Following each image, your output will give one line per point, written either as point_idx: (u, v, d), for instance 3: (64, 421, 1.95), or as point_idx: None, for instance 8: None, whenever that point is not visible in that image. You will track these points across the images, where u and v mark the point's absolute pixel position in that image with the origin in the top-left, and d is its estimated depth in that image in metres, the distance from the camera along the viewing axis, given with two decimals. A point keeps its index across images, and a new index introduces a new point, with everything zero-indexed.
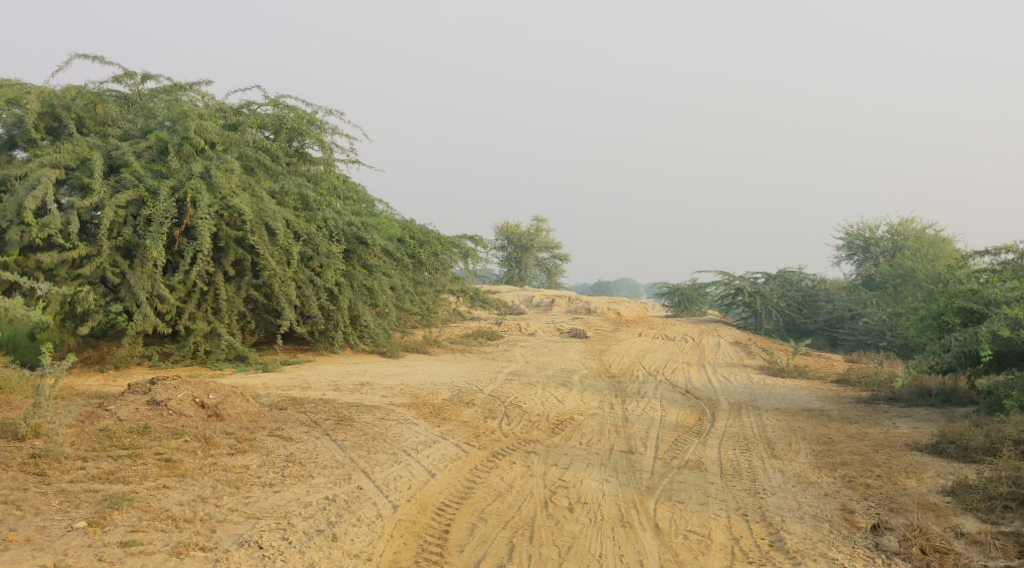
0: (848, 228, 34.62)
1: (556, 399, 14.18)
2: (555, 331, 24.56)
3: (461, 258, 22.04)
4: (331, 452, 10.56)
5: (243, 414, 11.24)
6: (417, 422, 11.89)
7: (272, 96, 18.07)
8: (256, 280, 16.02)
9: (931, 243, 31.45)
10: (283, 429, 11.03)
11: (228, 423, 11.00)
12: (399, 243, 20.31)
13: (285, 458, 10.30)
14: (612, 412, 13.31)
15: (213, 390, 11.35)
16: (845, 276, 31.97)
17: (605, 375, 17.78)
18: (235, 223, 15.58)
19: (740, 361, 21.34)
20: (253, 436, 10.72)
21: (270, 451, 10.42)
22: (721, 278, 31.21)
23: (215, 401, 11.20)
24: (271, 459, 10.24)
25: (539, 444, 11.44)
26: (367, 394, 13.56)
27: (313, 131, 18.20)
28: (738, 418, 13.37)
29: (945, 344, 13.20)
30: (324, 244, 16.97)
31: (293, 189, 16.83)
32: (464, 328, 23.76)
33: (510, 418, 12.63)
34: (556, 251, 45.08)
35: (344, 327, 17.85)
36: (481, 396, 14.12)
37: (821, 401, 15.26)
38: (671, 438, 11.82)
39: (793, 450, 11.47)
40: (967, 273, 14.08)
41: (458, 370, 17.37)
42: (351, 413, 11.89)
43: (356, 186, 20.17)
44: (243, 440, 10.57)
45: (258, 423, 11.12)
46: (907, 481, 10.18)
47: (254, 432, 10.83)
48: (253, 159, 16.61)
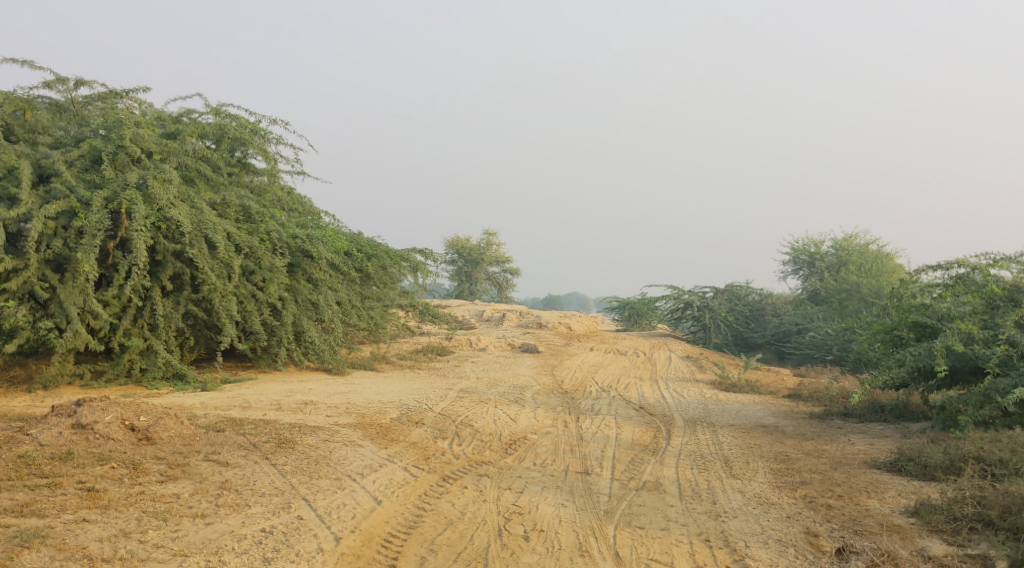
0: (794, 243, 34.71)
1: (508, 417, 13.75)
2: (506, 346, 24.15)
3: (411, 271, 21.57)
4: (270, 478, 10.01)
5: (177, 437, 10.65)
6: (363, 444, 11.37)
7: (213, 104, 17.48)
8: (195, 295, 15.33)
9: (874, 258, 31.68)
10: (219, 454, 10.45)
11: (159, 448, 10.40)
12: (346, 257, 19.77)
13: (220, 485, 9.73)
14: (566, 430, 12.92)
15: (144, 412, 10.73)
16: (791, 291, 32.06)
17: (557, 391, 17.39)
18: (173, 235, 14.93)
19: (691, 376, 21.09)
20: (186, 461, 10.13)
21: (204, 478, 9.84)
22: (670, 292, 31.07)
23: (146, 424, 10.58)
24: (205, 487, 9.66)
25: (491, 466, 10.98)
26: (311, 413, 13.00)
27: (256, 141, 17.65)
28: (694, 434, 13.04)
29: (899, 359, 12.95)
30: (267, 257, 16.44)
31: (234, 201, 16.27)
32: (412, 344, 23.26)
33: (460, 438, 12.16)
34: (507, 265, 44.71)
35: (288, 343, 17.27)
36: (431, 415, 13.64)
37: (775, 416, 15.02)
38: (627, 458, 11.44)
39: (752, 469, 11.11)
40: (920, 287, 13.87)
41: (407, 387, 16.87)
42: (293, 435, 11.34)
43: (301, 198, 19.64)
44: (175, 466, 9.98)
45: (192, 447, 10.53)
46: (869, 501, 9.89)
47: (187, 457, 10.24)
48: (193, 169, 16.01)
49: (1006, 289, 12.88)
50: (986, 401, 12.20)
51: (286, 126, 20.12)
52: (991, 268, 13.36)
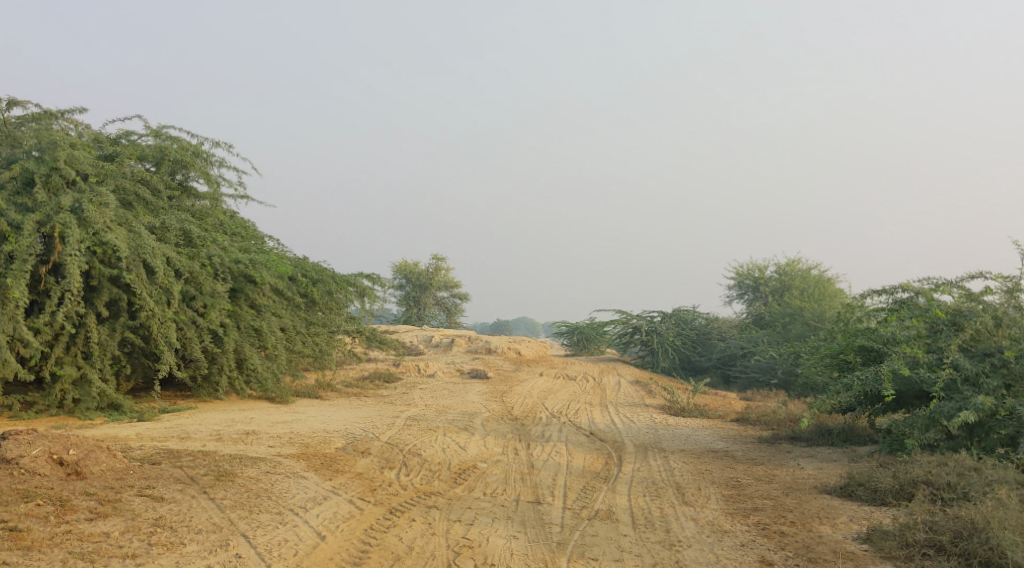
0: (738, 267, 34.93)
1: (457, 446, 13.44)
2: (455, 372, 23.83)
3: (357, 297, 21.23)
4: (206, 514, 9.60)
5: (109, 471, 10.20)
6: (306, 476, 11.00)
7: (154, 126, 17.06)
8: (133, 321, 14.83)
9: (816, 283, 31.97)
10: (153, 488, 10.02)
11: (89, 483, 9.94)
12: (290, 282, 19.37)
13: (154, 522, 9.30)
14: (516, 459, 12.65)
15: (73, 445, 10.26)
16: (736, 315, 32.19)
17: (506, 418, 17.12)
18: (109, 260, 14.45)
19: (640, 400, 20.95)
20: (118, 497, 9.69)
21: (137, 514, 9.41)
22: (618, 316, 31.01)
23: (76, 458, 10.11)
24: (137, 525, 9.23)
25: (440, 497, 10.67)
26: (252, 444, 12.59)
27: (198, 164, 17.25)
28: (646, 460, 12.84)
29: (846, 384, 12.73)
30: (208, 283, 16.04)
31: (175, 224, 15.84)
32: (359, 371, 22.87)
33: (408, 467, 11.84)
34: (455, 290, 44.43)
35: (229, 371, 16.81)
36: (377, 444, 13.29)
37: (725, 441, 14.89)
38: (579, 486, 11.20)
39: (703, 495, 10.81)
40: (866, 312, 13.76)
41: (353, 415, 16.49)
42: (233, 467, 10.94)
43: (244, 223, 19.26)
44: (106, 503, 9.53)
45: (125, 482, 10.09)
46: (821, 527, 9.70)
47: (118, 492, 9.80)
48: (131, 192, 15.57)
49: (949, 313, 12.72)
50: (932, 425, 12.06)
51: (229, 148, 19.77)
52: (935, 292, 13.23)
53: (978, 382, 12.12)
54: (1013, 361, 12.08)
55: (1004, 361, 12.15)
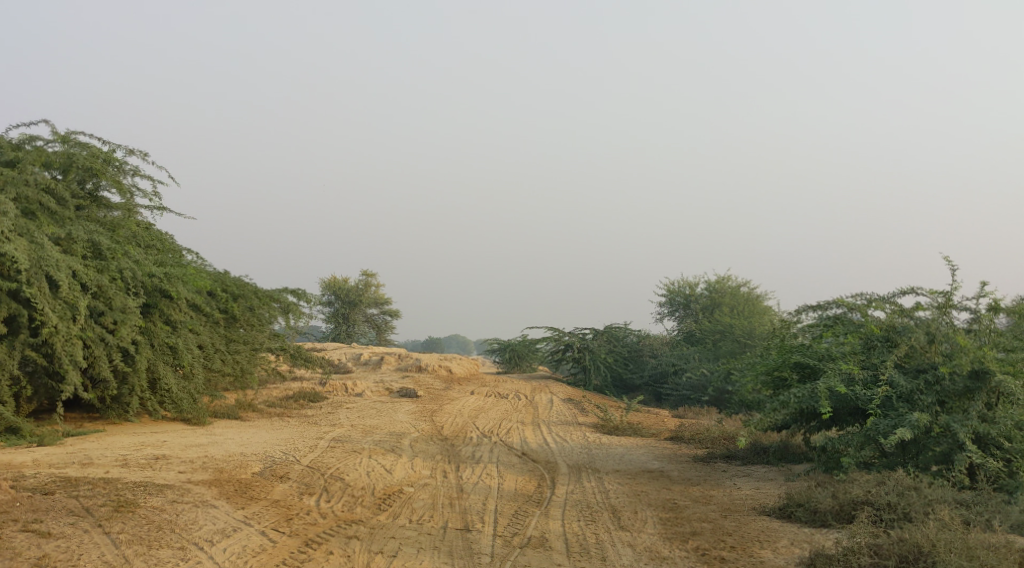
0: (668, 284, 34.81)
1: (383, 469, 12.79)
2: (384, 391, 23.12)
3: (282, 313, 20.46)
4: (98, 551, 8.85)
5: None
6: (216, 505, 10.27)
7: (61, 132, 16.72)
8: (34, 339, 14.48)
9: (746, 301, 31.98)
10: (41, 522, 9.21)
11: None
12: (209, 298, 18.62)
13: (36, 562, 8.53)
14: (445, 482, 12.04)
15: None
16: (667, 333, 32.01)
17: (436, 438, 16.51)
18: (8, 274, 14.10)
19: (573, 419, 20.48)
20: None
21: (17, 553, 8.61)
22: (550, 333, 30.55)
23: None
24: (17, 564, 8.45)
25: (362, 526, 10.03)
26: (161, 471, 11.85)
27: (108, 172, 16.91)
28: (579, 481, 12.34)
29: (782, 402, 12.12)
30: (118, 298, 15.49)
31: (81, 235, 15.33)
32: (284, 390, 22.06)
33: (329, 493, 11.17)
34: (386, 306, 43.66)
35: (141, 392, 16.31)
36: (297, 469, 12.59)
37: (660, 460, 14.46)
38: (510, 511, 10.64)
39: (639, 519, 10.30)
40: (800, 327, 13.19)
41: (274, 437, 15.75)
42: (135, 496, 10.19)
43: (161, 235, 18.83)
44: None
45: (10, 514, 9.26)
46: (762, 552, 9.28)
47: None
48: (34, 201, 15.22)
49: (883, 328, 12.23)
50: (867, 443, 11.57)
51: (146, 157, 19.53)
52: (868, 307, 12.75)
53: (913, 399, 11.65)
54: (948, 377, 11.61)
55: (938, 377, 11.68)
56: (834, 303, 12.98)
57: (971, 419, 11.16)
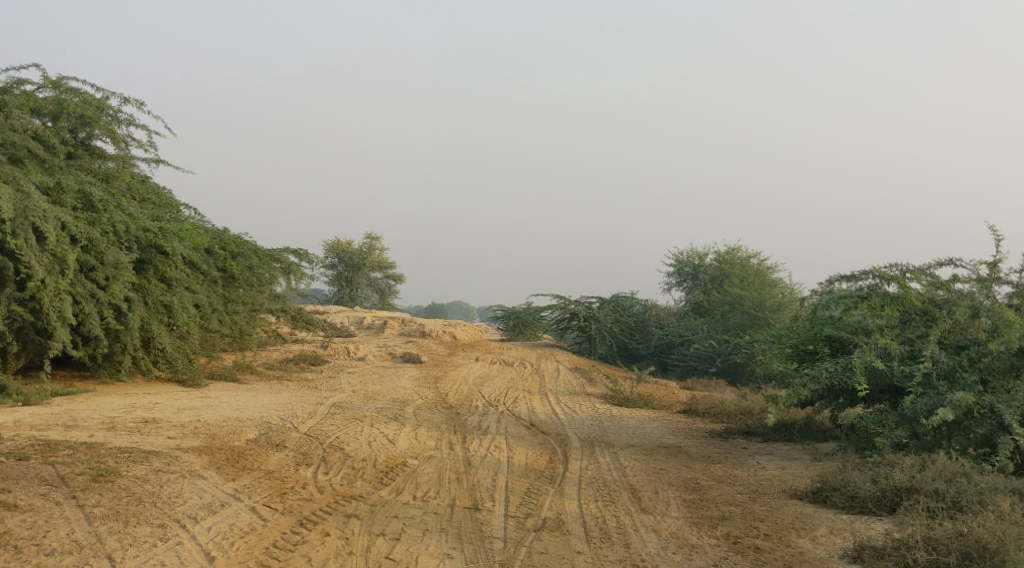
0: (677, 254, 34.00)
1: (385, 439, 12.08)
2: (387, 356, 22.42)
3: (283, 274, 19.76)
4: (68, 528, 8.16)
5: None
6: (205, 476, 9.57)
7: (52, 78, 16.95)
8: (22, 293, 14.52)
9: (756, 273, 31.19)
10: (8, 493, 8.51)
11: None
12: (206, 255, 17.99)
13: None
14: (451, 454, 11.33)
15: None
16: (674, 304, 31.28)
17: (441, 406, 15.81)
18: None
19: (581, 389, 19.78)
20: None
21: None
22: (556, 300, 29.78)
23: None
24: None
25: (362, 502, 9.35)
26: (148, 437, 11.23)
27: (101, 120, 17.17)
28: (592, 456, 11.62)
29: (814, 377, 11.20)
30: (110, 253, 15.32)
31: (71, 186, 15.28)
32: (284, 352, 21.42)
33: (327, 464, 10.48)
34: (390, 270, 42.91)
35: (133, 350, 16.04)
36: (295, 437, 11.89)
37: (675, 435, 13.72)
38: (522, 489, 9.93)
39: (661, 501, 9.58)
40: (828, 297, 12.35)
41: (271, 401, 15.07)
42: (117, 465, 9.51)
43: (156, 188, 18.96)
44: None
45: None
46: (800, 541, 8.57)
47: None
48: (21, 147, 15.42)
49: (922, 301, 11.45)
50: (902, 423, 10.83)
51: (141, 105, 19.54)
52: (904, 278, 11.88)
53: (954, 377, 10.88)
54: (991, 354, 10.87)
55: (981, 354, 10.93)
56: (868, 273, 12.07)
57: (1018, 400, 10.45)
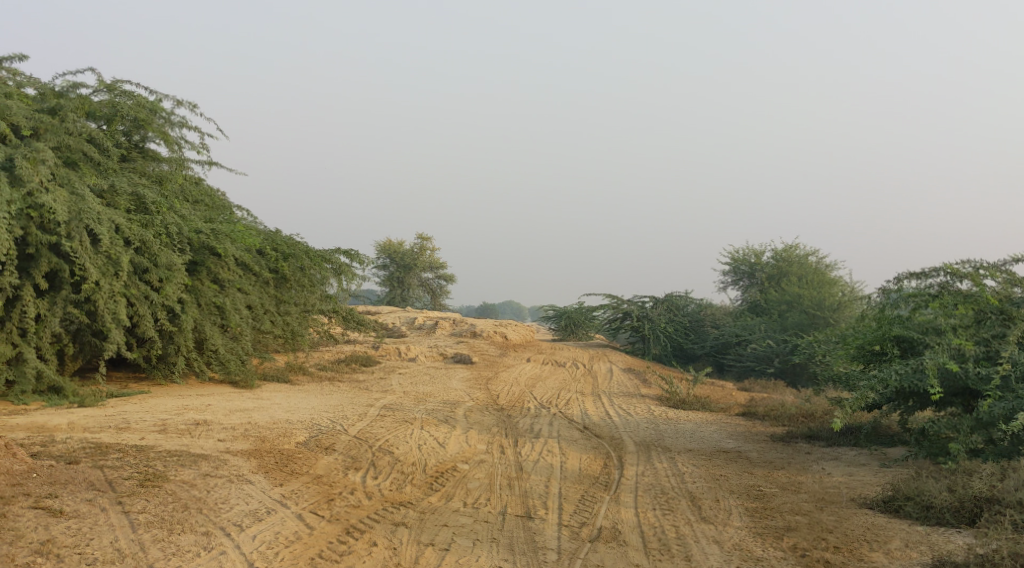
0: (733, 252, 33.38)
1: (436, 442, 11.84)
2: (438, 356, 22.22)
3: (334, 274, 19.60)
4: (112, 535, 8.02)
5: (4, 474, 8.53)
6: (252, 481, 9.39)
7: (106, 81, 17.02)
8: (76, 296, 14.56)
9: (814, 270, 30.47)
10: (54, 498, 8.40)
11: None
12: (258, 256, 17.98)
13: (42, 547, 7.73)
14: (503, 459, 11.03)
15: None
16: (730, 303, 30.68)
17: (492, 408, 15.54)
18: (48, 226, 14.15)
19: (636, 390, 19.38)
20: (5, 510, 8.08)
21: (19, 537, 7.80)
22: (608, 300, 29.38)
23: None
24: (22, 550, 7.66)
25: (411, 510, 9.10)
26: (198, 440, 11.11)
27: (154, 123, 17.23)
28: (648, 461, 11.26)
29: (882, 379, 10.71)
30: (163, 254, 15.30)
31: (124, 188, 15.29)
32: (336, 353, 21.33)
33: (376, 469, 10.26)
34: (442, 270, 42.82)
35: (187, 352, 16.00)
36: (344, 439, 11.70)
37: (734, 439, 13.29)
38: (577, 496, 9.60)
39: (722, 509, 9.20)
40: (897, 296, 11.83)
41: (321, 403, 14.92)
42: (164, 469, 9.37)
43: (210, 190, 19.02)
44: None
45: (23, 488, 8.45)
46: (872, 556, 8.13)
47: (6, 504, 8.16)
48: (76, 150, 15.55)
49: (998, 299, 10.90)
50: (977, 428, 10.28)
51: (194, 107, 19.62)
52: (978, 275, 11.34)
53: None
54: None
55: None
56: (939, 271, 11.55)
57: None
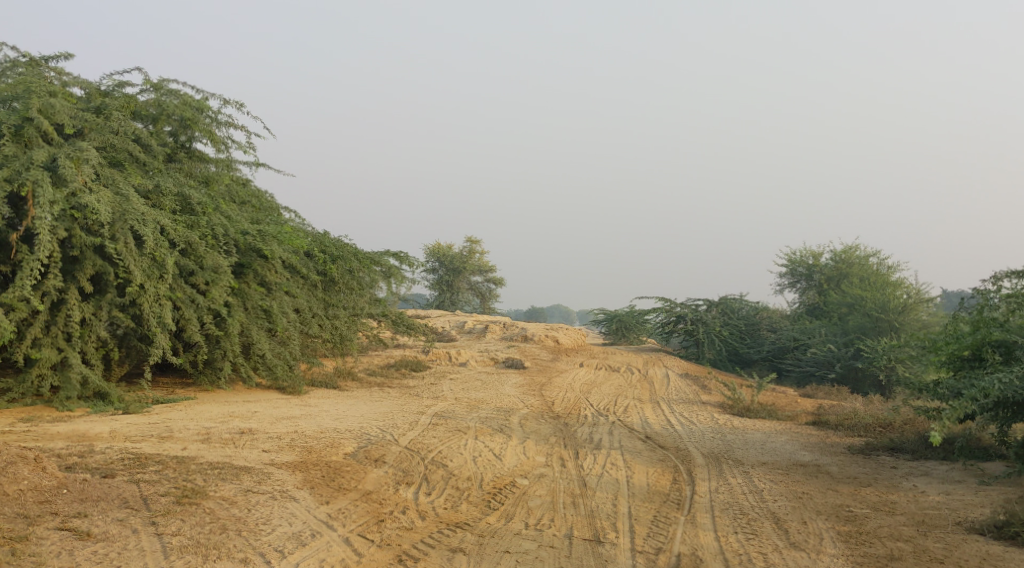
0: (790, 253, 32.27)
1: (492, 454, 11.13)
2: (489, 361, 21.53)
3: (384, 278, 19.00)
4: (142, 563, 7.45)
5: (31, 490, 7.99)
6: (297, 498, 8.75)
7: (152, 80, 16.60)
8: (121, 299, 14.10)
9: (876, 272, 29.29)
10: (83, 518, 7.84)
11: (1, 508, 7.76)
12: (305, 258, 17.45)
13: None
14: (565, 472, 10.29)
15: None
16: (787, 306, 29.62)
17: (548, 416, 14.81)
18: (91, 228, 13.68)
19: (696, 397, 18.52)
20: (28, 532, 7.56)
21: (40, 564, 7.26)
22: (660, 303, 28.52)
23: None
24: None
25: (468, 532, 8.41)
26: (241, 451, 10.52)
27: (201, 123, 16.77)
28: (721, 475, 10.46)
29: (982, 388, 9.90)
30: (209, 257, 14.81)
31: (170, 189, 14.83)
32: (385, 358, 20.75)
33: (430, 484, 9.58)
34: (491, 274, 42.20)
35: (233, 357, 15.47)
36: (394, 450, 11.04)
37: (808, 451, 12.42)
38: (648, 517, 8.84)
39: (813, 534, 8.40)
40: (998, 297, 11.00)
41: (371, 410, 14.29)
42: (204, 483, 8.77)
43: (257, 192, 18.54)
44: (6, 543, 7.39)
45: (50, 506, 7.91)
46: None
47: (30, 525, 7.63)
48: (121, 150, 15.10)
49: None
50: None
51: (240, 107, 19.16)
52: None
53: None
54: None
55: None
56: None
57: None
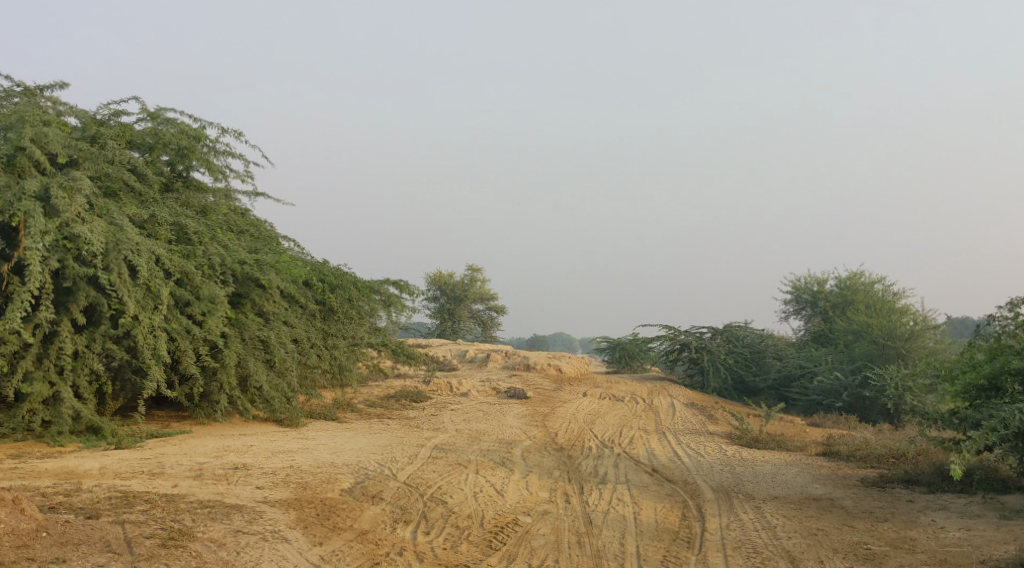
0: (795, 280, 31.99)
1: (494, 489, 10.78)
2: (491, 391, 21.17)
3: (384, 307, 18.70)
4: None
5: (7, 534, 7.65)
6: (290, 539, 8.44)
7: (149, 109, 16.37)
8: (115, 331, 13.77)
9: (882, 298, 28.99)
10: (61, 564, 7.52)
11: None
12: (304, 288, 17.18)
13: None
14: (570, 509, 9.95)
15: None
16: (792, 333, 29.29)
17: (551, 448, 14.46)
18: (84, 259, 13.38)
19: (702, 427, 18.15)
20: None
21: None
22: (664, 331, 28.20)
23: None
24: None
25: None
26: (233, 488, 10.18)
27: (198, 151, 16.54)
28: (731, 511, 10.10)
29: (1002, 419, 9.59)
30: (205, 287, 14.52)
31: (165, 218, 14.55)
32: (385, 389, 20.41)
33: (429, 522, 9.25)
34: (493, 302, 41.90)
35: (230, 389, 15.14)
36: (393, 486, 10.70)
37: (819, 483, 12.06)
38: (658, 557, 8.55)
39: None
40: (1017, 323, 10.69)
41: (370, 443, 13.94)
42: (192, 525, 8.46)
43: (254, 221, 18.28)
44: None
45: (28, 551, 7.57)
46: None
47: None
48: (116, 179, 14.82)
49: None
50: None
51: (238, 135, 18.95)
52: None
53: None
54: None
55: None
56: None
57: None
